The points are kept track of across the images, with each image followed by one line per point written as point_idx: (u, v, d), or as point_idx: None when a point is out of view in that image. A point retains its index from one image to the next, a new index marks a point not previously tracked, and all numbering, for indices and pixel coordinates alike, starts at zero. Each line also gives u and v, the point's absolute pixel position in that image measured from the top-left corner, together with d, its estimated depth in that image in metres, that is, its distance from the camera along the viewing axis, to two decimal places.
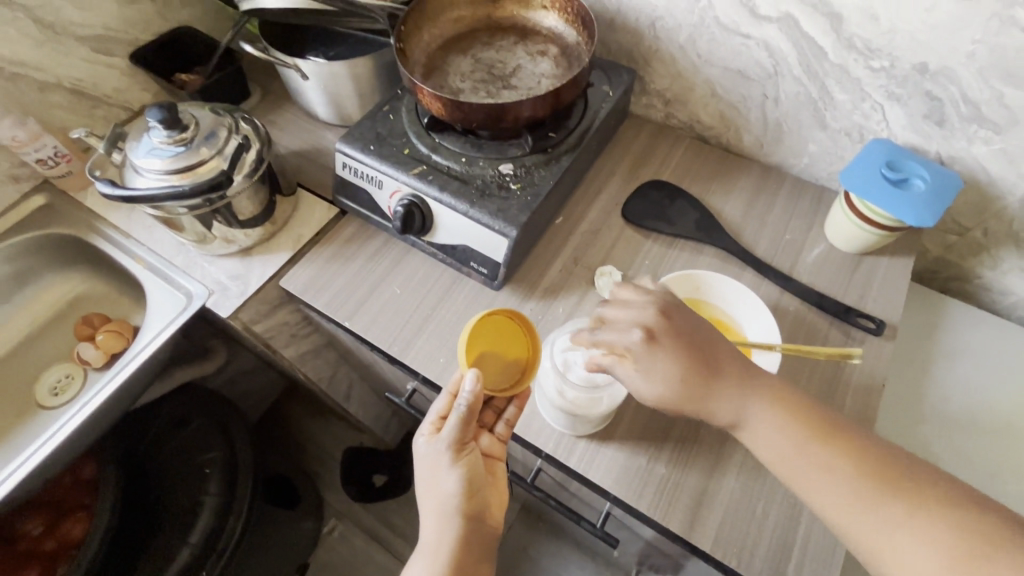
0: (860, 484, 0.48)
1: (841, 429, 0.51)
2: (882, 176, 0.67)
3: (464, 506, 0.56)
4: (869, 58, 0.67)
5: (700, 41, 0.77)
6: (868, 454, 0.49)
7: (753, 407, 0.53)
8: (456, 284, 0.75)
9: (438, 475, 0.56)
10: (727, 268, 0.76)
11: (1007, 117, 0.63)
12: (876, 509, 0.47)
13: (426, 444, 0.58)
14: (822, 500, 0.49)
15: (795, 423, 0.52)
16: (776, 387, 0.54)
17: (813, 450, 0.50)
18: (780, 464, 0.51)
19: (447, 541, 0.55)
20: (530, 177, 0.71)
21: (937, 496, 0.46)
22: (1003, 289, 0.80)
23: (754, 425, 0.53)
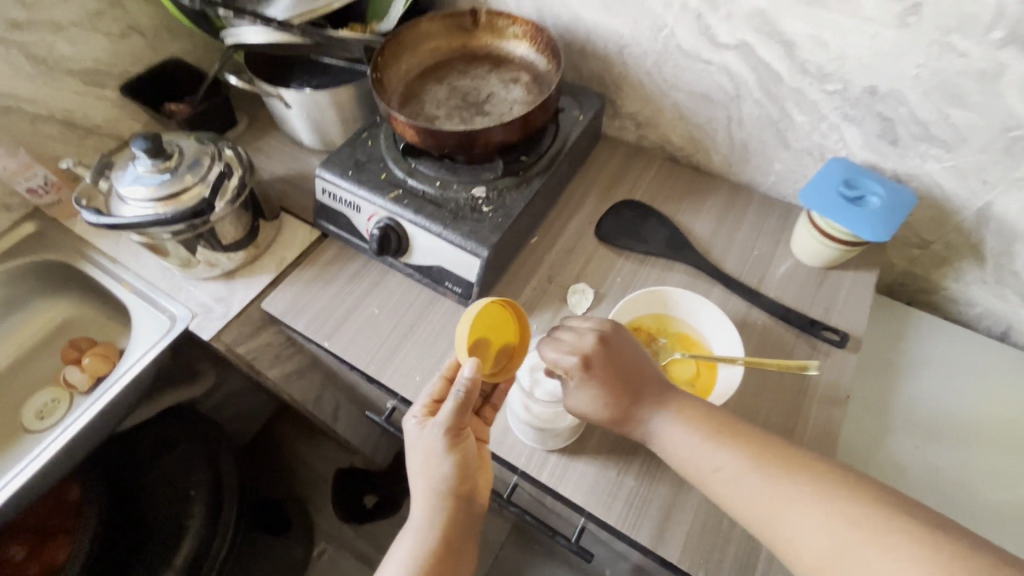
0: (759, 470, 0.50)
1: (738, 427, 0.54)
2: (839, 193, 0.70)
3: (457, 489, 0.56)
4: (823, 82, 0.70)
5: (665, 67, 0.81)
6: (765, 442, 0.52)
7: (661, 410, 0.56)
8: (433, 304, 0.77)
9: (431, 459, 0.55)
10: (697, 284, 0.78)
11: (954, 135, 0.66)
12: (775, 491, 0.48)
13: (420, 428, 0.57)
14: (726, 489, 0.51)
15: (696, 425, 0.54)
16: (680, 398, 0.57)
17: (713, 441, 0.53)
18: (688, 461, 0.53)
19: (438, 525, 0.55)
20: (502, 200, 0.73)
21: (828, 473, 0.48)
22: (969, 301, 0.82)
23: (660, 426, 0.55)
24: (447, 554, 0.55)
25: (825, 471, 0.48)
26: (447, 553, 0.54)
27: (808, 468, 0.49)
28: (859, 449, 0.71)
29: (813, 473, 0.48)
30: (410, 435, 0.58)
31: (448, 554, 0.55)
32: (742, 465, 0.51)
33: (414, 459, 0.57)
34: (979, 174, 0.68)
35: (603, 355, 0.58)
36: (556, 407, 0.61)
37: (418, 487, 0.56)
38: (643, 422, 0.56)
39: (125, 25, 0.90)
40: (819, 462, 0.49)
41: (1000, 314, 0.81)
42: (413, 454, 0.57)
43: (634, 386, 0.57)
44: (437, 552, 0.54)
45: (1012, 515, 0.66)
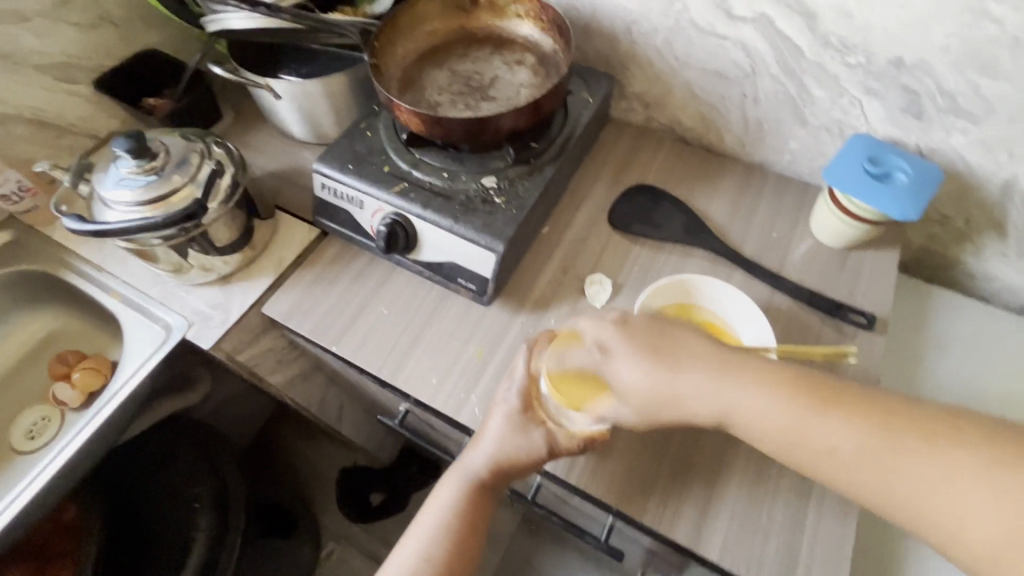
0: (885, 441, 0.43)
1: (834, 386, 0.47)
2: (864, 171, 0.67)
3: (513, 475, 0.59)
4: (845, 54, 0.67)
5: (677, 44, 0.77)
6: (885, 408, 0.45)
7: (743, 384, 0.48)
8: (445, 302, 0.73)
9: (515, 453, 0.58)
10: (716, 270, 0.75)
11: (982, 107, 0.64)
12: (907, 462, 0.42)
13: (518, 424, 0.59)
14: (853, 468, 0.44)
15: (790, 391, 0.47)
16: (771, 369, 0.49)
17: (824, 417, 0.45)
18: (788, 439, 0.46)
19: (488, 493, 0.60)
20: (515, 190, 0.69)
21: (970, 442, 0.41)
22: (988, 276, 0.81)
23: (744, 405, 0.48)
24: (482, 518, 0.59)
25: (973, 438, 0.41)
26: (476, 518, 0.58)
27: (944, 434, 0.42)
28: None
29: (952, 439, 0.42)
30: (501, 419, 0.59)
31: (474, 517, 0.58)
32: (869, 441, 0.43)
33: (496, 445, 0.58)
34: (1006, 146, 0.66)
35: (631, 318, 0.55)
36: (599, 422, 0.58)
37: (489, 464, 0.59)
38: (717, 400, 0.49)
39: (94, 14, 0.84)
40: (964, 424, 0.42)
41: (1017, 289, 0.79)
42: (505, 437, 0.58)
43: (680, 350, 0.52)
44: (474, 517, 0.58)
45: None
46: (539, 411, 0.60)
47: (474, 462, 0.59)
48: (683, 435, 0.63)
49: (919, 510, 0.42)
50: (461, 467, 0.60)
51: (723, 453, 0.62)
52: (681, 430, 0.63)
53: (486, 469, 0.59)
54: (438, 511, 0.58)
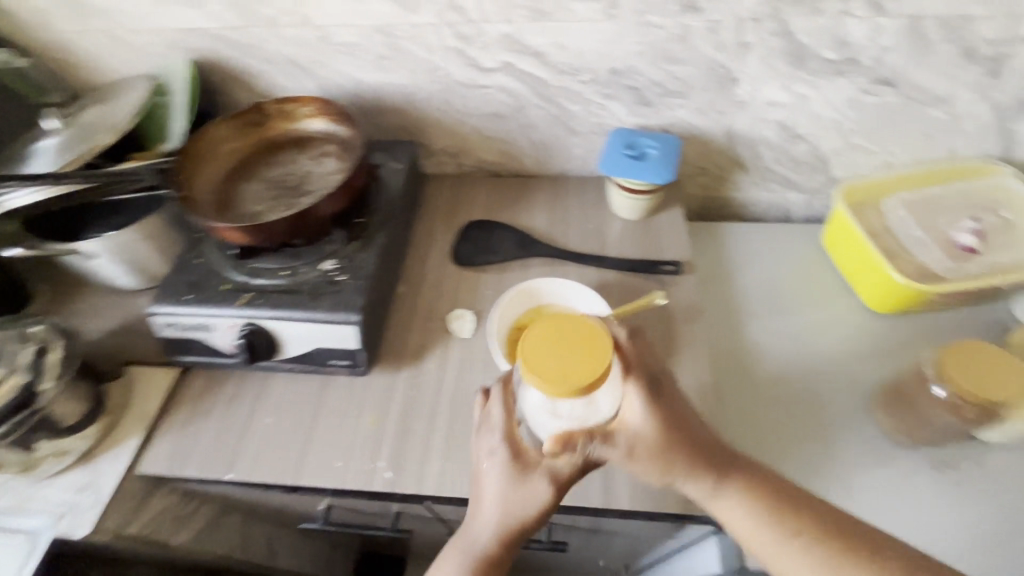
0: (802, 545, 0.53)
1: (794, 497, 0.56)
2: (624, 157, 0.84)
3: (524, 529, 0.59)
4: (577, 75, 0.84)
5: (454, 101, 0.90)
6: (819, 519, 0.54)
7: (721, 489, 0.58)
8: (328, 386, 0.76)
9: (517, 504, 0.58)
10: (555, 269, 0.87)
11: (683, 85, 0.83)
12: (822, 563, 0.52)
13: (513, 477, 0.58)
14: (780, 564, 0.54)
15: (757, 502, 0.56)
16: (749, 479, 0.58)
17: (773, 523, 0.55)
18: (744, 534, 0.56)
19: (502, 558, 0.59)
20: (355, 264, 0.75)
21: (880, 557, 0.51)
22: (754, 201, 1.02)
23: (714, 503, 0.58)
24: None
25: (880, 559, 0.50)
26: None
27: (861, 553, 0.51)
28: (732, 343, 0.83)
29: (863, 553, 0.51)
30: (496, 476, 0.58)
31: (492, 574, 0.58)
32: (795, 543, 0.53)
33: (500, 505, 0.58)
34: (713, 107, 0.86)
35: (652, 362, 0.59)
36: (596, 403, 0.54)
37: (495, 529, 0.58)
38: (700, 499, 0.58)
39: None
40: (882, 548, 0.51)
41: (776, 203, 1.01)
42: (500, 488, 0.58)
43: (695, 443, 0.58)
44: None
45: (855, 338, 0.82)
46: (530, 452, 0.59)
47: (478, 530, 0.59)
48: None
49: None
50: (467, 539, 0.59)
51: None
52: None
53: (493, 535, 0.58)
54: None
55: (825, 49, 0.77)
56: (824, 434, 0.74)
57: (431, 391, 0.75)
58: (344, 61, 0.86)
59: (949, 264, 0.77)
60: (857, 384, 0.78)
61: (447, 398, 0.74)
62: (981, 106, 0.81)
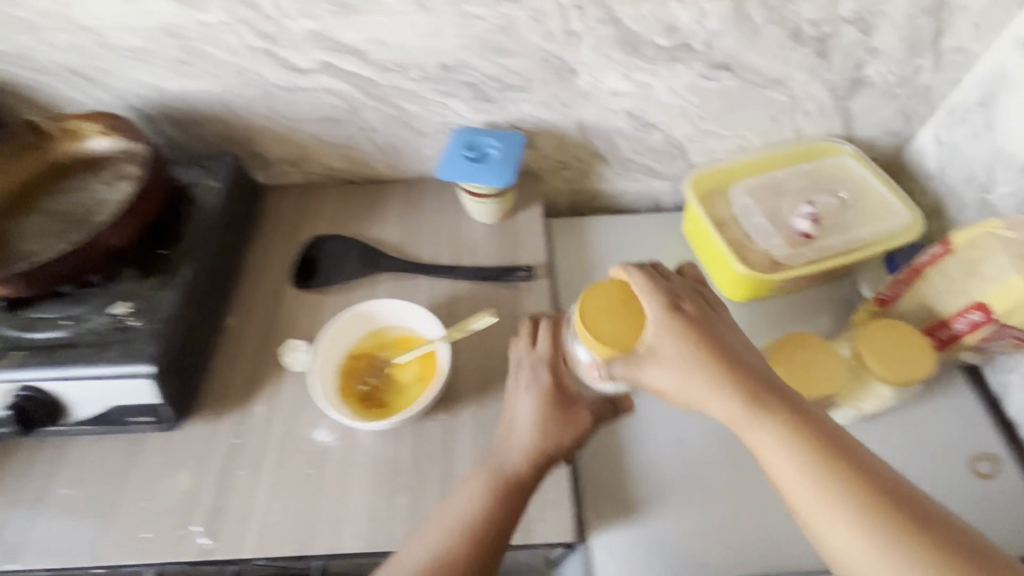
0: (841, 502, 0.46)
1: (843, 447, 0.48)
2: (464, 159, 0.78)
3: (534, 471, 0.60)
4: (406, 73, 0.76)
5: (278, 106, 0.81)
6: (867, 481, 0.46)
7: (760, 421, 0.50)
8: (137, 445, 0.67)
9: (569, 412, 0.62)
10: (404, 285, 0.81)
11: (521, 79, 0.78)
12: (860, 526, 0.45)
13: (552, 402, 0.62)
14: (805, 506, 0.47)
15: (804, 443, 0.48)
16: (793, 420, 0.50)
17: (815, 470, 0.47)
18: (771, 470, 0.49)
19: (516, 495, 0.58)
20: (152, 304, 0.65)
21: (927, 537, 0.44)
22: (622, 192, 0.99)
23: (754, 433, 0.50)
24: (509, 523, 0.57)
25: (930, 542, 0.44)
26: (495, 530, 0.56)
27: (917, 531, 0.44)
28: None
29: (909, 529, 0.44)
30: (530, 402, 0.62)
31: (490, 520, 0.56)
32: (833, 503, 0.46)
33: (529, 429, 0.61)
34: (558, 100, 0.81)
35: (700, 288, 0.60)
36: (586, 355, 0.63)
37: (538, 438, 0.61)
38: (728, 425, 0.51)
39: None
40: (942, 529, 0.44)
41: (643, 193, 0.99)
42: (531, 411, 0.62)
43: (744, 372, 0.52)
44: (502, 515, 0.57)
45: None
46: (569, 384, 0.64)
47: (512, 450, 0.61)
48: (410, 448, 0.66)
49: (840, 562, 0.46)
50: (495, 466, 0.60)
51: (445, 444, 0.67)
52: (406, 446, 0.67)
53: (519, 462, 0.59)
54: (459, 514, 0.57)
55: (655, 35, 0.73)
56: (676, 432, 0.73)
57: (258, 437, 0.68)
58: (136, 67, 0.75)
59: (788, 250, 0.77)
60: None
61: (276, 443, 0.67)
62: (816, 87, 0.80)
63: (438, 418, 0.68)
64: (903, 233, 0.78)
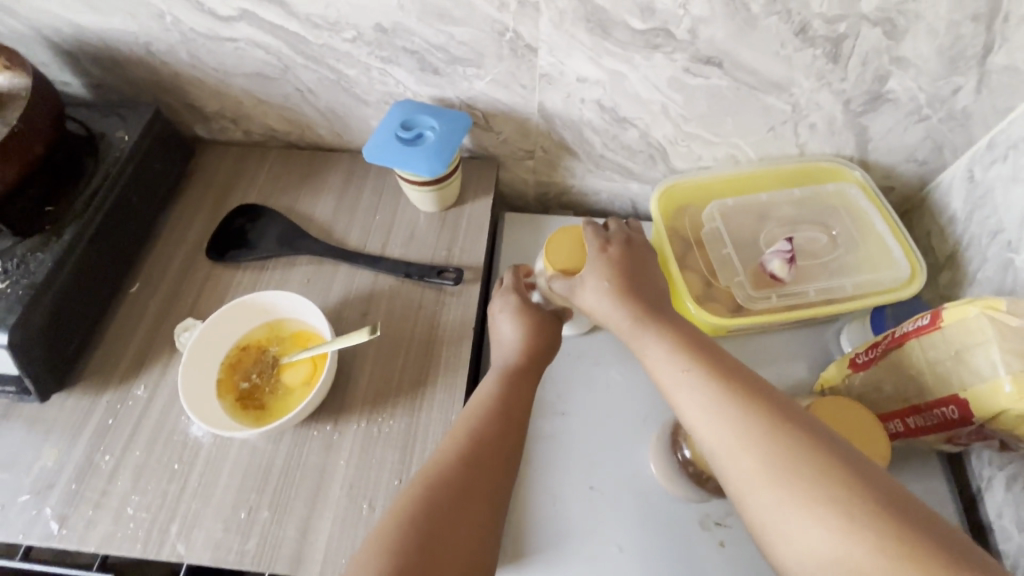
0: (706, 392, 0.43)
1: (717, 350, 0.47)
2: (396, 139, 0.68)
3: (523, 385, 0.56)
4: (338, 32, 0.67)
5: (203, 55, 0.72)
6: (736, 373, 0.44)
7: (648, 330, 0.49)
8: (8, 412, 0.63)
9: (542, 329, 0.61)
10: (322, 271, 0.73)
11: (470, 52, 0.67)
12: (726, 415, 0.42)
13: (524, 319, 0.61)
14: (681, 404, 0.44)
15: (683, 347, 0.47)
16: (679, 328, 0.49)
17: (687, 365, 0.45)
18: (655, 377, 0.47)
19: (522, 400, 0.55)
20: (26, 268, 0.60)
21: (786, 421, 0.40)
22: (594, 191, 0.87)
23: (640, 343, 0.49)
24: (519, 434, 0.52)
25: (791, 425, 0.40)
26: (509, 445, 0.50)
27: (777, 416, 0.41)
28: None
29: (767, 410, 0.41)
30: (507, 322, 0.61)
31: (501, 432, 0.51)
32: (700, 393, 0.43)
33: (508, 344, 0.60)
34: (515, 80, 0.70)
35: (634, 232, 0.60)
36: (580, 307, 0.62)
37: (523, 351, 0.59)
38: (625, 337, 0.51)
39: None
40: (800, 418, 0.41)
41: (618, 195, 0.87)
42: (509, 334, 0.60)
43: (645, 293, 0.52)
44: (511, 430, 0.52)
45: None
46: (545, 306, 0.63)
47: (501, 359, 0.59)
48: (286, 454, 0.60)
49: (716, 458, 0.41)
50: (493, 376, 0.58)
51: (325, 459, 0.60)
52: (283, 451, 0.60)
53: (507, 375, 0.56)
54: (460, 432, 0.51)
55: (627, 15, 0.61)
56: (588, 478, 0.65)
57: (131, 419, 0.63)
58: None
59: (750, 291, 0.67)
60: (638, 423, 0.69)
61: (149, 428, 0.62)
62: (824, 97, 0.66)
63: (322, 428, 0.62)
64: (888, 289, 0.67)
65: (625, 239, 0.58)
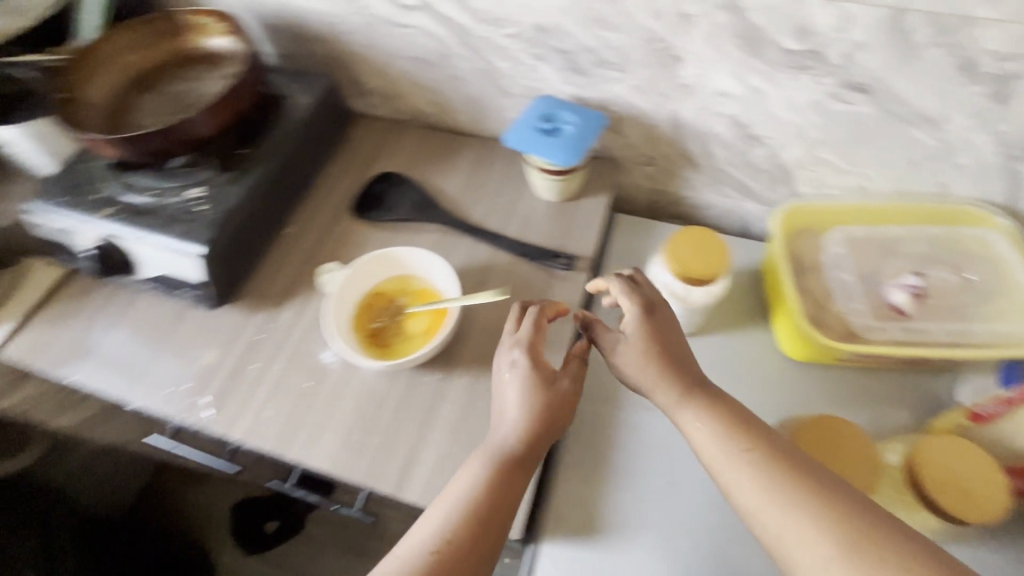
0: (758, 473, 0.47)
1: (760, 431, 0.50)
2: (535, 129, 0.74)
3: (520, 456, 0.54)
4: (501, 27, 0.74)
5: (378, 37, 0.82)
6: (785, 456, 0.48)
7: (689, 405, 0.53)
8: (184, 313, 0.76)
9: (558, 398, 0.56)
10: (446, 239, 0.81)
11: (618, 56, 0.72)
12: (781, 497, 0.45)
13: (536, 383, 0.56)
14: (732, 484, 0.48)
15: (727, 424, 0.51)
16: (721, 406, 0.53)
17: (734, 444, 0.49)
18: (702, 454, 0.51)
19: (518, 471, 0.53)
20: (220, 197, 0.72)
21: (840, 508, 0.43)
22: (706, 205, 0.88)
23: (683, 419, 0.53)
24: (513, 504, 0.52)
25: (847, 512, 0.43)
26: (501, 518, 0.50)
27: (829, 498, 0.44)
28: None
29: (820, 495, 0.44)
30: (516, 384, 0.56)
31: (496, 503, 0.51)
32: (750, 473, 0.47)
33: (518, 409, 0.55)
34: (654, 87, 0.74)
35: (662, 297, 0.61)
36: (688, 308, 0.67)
37: (524, 428, 0.54)
38: (669, 412, 0.54)
39: None
40: (856, 506, 0.44)
41: (730, 212, 0.88)
42: (513, 396, 0.56)
43: (682, 365, 0.56)
44: (503, 506, 0.51)
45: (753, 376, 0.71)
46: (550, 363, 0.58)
47: (506, 440, 0.54)
48: (400, 392, 0.67)
49: (774, 541, 0.44)
50: (486, 445, 0.55)
51: (433, 403, 0.66)
52: (397, 388, 0.68)
53: (515, 439, 0.54)
54: (461, 495, 0.51)
55: (781, 35, 0.63)
56: (667, 473, 0.67)
57: (277, 336, 0.73)
58: None
59: (870, 321, 0.66)
60: None
61: (289, 350, 0.72)
62: (977, 137, 0.65)
63: (432, 376, 0.68)
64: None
65: (658, 305, 0.59)
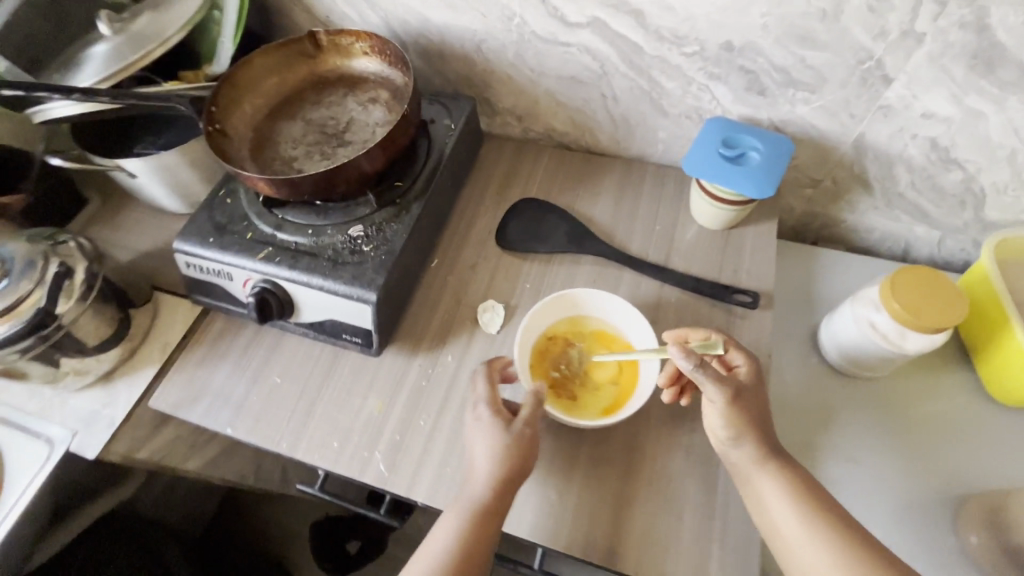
0: (834, 550, 0.51)
1: (831, 507, 0.54)
2: (720, 156, 0.68)
3: (491, 510, 0.55)
4: (681, 45, 0.68)
5: (528, 55, 0.77)
6: (860, 538, 0.51)
7: (764, 470, 0.56)
8: (339, 358, 0.71)
9: (515, 459, 0.56)
10: (606, 273, 0.75)
11: (814, 76, 0.66)
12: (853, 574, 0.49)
13: (498, 436, 0.57)
14: (794, 550, 0.52)
15: (801, 496, 0.54)
16: (797, 479, 0.55)
17: (808, 519, 0.53)
18: (767, 515, 0.55)
19: (494, 523, 0.55)
20: (383, 235, 0.68)
21: None
22: (870, 229, 0.82)
23: (756, 483, 0.56)
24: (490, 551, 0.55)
25: None
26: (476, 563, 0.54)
27: None
28: (807, 384, 0.71)
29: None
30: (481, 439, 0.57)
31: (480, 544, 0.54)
32: (823, 547, 0.51)
33: (486, 463, 0.56)
34: (846, 109, 0.68)
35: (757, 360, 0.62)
36: (889, 348, 0.63)
37: (490, 484, 0.55)
38: (739, 472, 0.57)
39: None
40: None
41: (897, 236, 0.81)
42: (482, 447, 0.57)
43: (763, 427, 0.57)
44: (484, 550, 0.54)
45: (953, 427, 0.67)
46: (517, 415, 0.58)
47: (479, 489, 0.55)
48: (591, 446, 0.63)
49: None
50: (462, 497, 0.56)
51: (631, 460, 0.62)
52: (589, 443, 0.63)
53: (484, 492, 0.55)
54: (447, 541, 0.54)
55: None
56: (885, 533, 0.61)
57: (444, 382, 0.69)
58: None
59: None
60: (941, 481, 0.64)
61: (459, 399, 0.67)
62: None
63: (623, 430, 0.64)
64: None
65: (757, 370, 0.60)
